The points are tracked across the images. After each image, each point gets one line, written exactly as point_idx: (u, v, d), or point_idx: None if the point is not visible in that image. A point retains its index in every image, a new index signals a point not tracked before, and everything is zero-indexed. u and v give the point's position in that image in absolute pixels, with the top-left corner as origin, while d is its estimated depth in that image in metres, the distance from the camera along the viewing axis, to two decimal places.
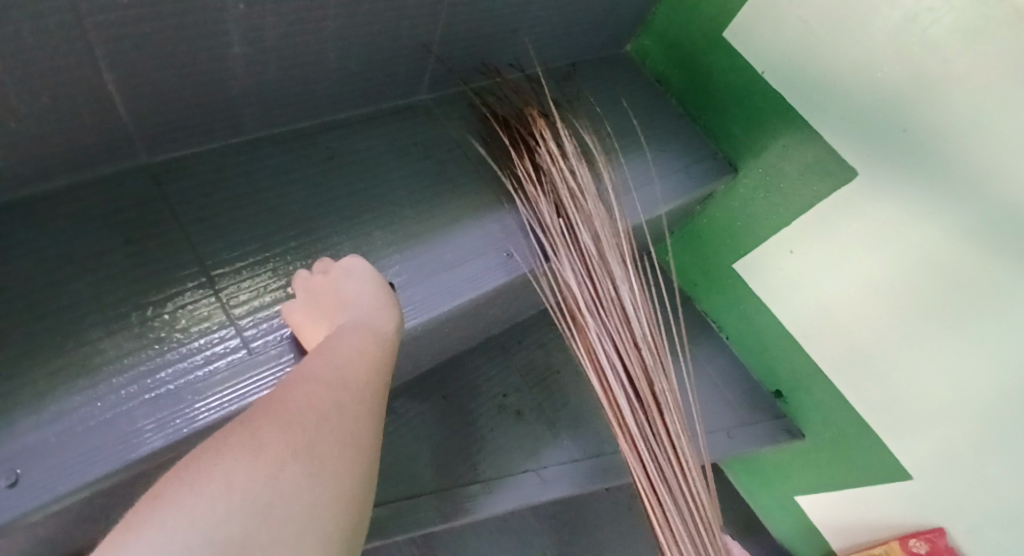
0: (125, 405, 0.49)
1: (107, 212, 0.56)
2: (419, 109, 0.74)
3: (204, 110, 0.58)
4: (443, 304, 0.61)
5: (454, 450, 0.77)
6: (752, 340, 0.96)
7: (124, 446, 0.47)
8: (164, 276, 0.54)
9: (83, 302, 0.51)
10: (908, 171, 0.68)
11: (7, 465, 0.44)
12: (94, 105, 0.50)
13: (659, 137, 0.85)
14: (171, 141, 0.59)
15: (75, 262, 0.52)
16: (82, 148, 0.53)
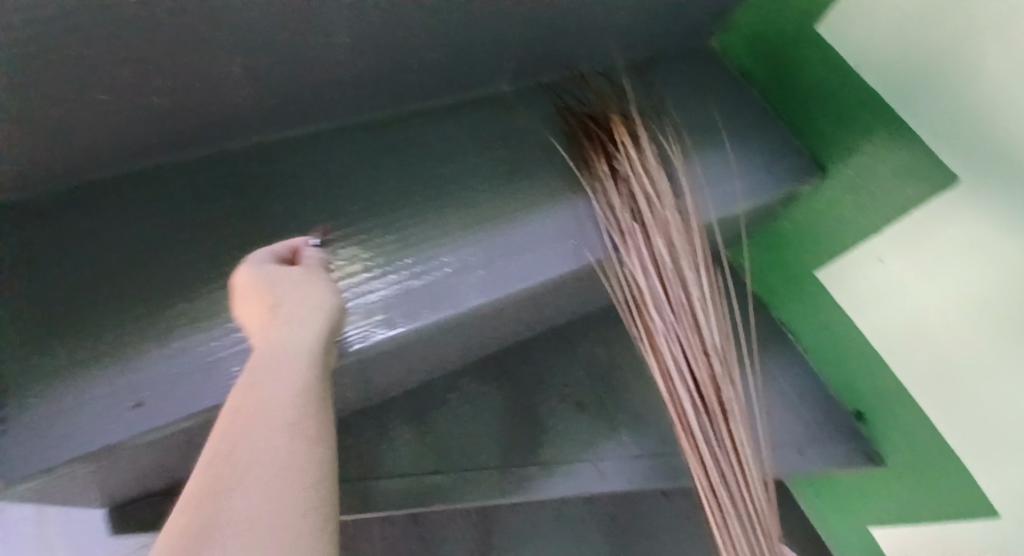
0: (233, 348, 0.57)
1: (218, 187, 0.63)
2: (497, 100, 0.77)
3: (296, 103, 0.62)
4: (508, 285, 0.63)
5: (514, 434, 0.80)
6: (834, 353, 0.91)
7: (224, 385, 0.56)
8: (264, 244, 0.61)
9: (201, 264, 0.60)
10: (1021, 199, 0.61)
11: (139, 388, 0.55)
12: (204, 101, 0.55)
13: (740, 135, 0.83)
14: (269, 128, 0.64)
15: (197, 229, 0.61)
16: (199, 136, 0.60)
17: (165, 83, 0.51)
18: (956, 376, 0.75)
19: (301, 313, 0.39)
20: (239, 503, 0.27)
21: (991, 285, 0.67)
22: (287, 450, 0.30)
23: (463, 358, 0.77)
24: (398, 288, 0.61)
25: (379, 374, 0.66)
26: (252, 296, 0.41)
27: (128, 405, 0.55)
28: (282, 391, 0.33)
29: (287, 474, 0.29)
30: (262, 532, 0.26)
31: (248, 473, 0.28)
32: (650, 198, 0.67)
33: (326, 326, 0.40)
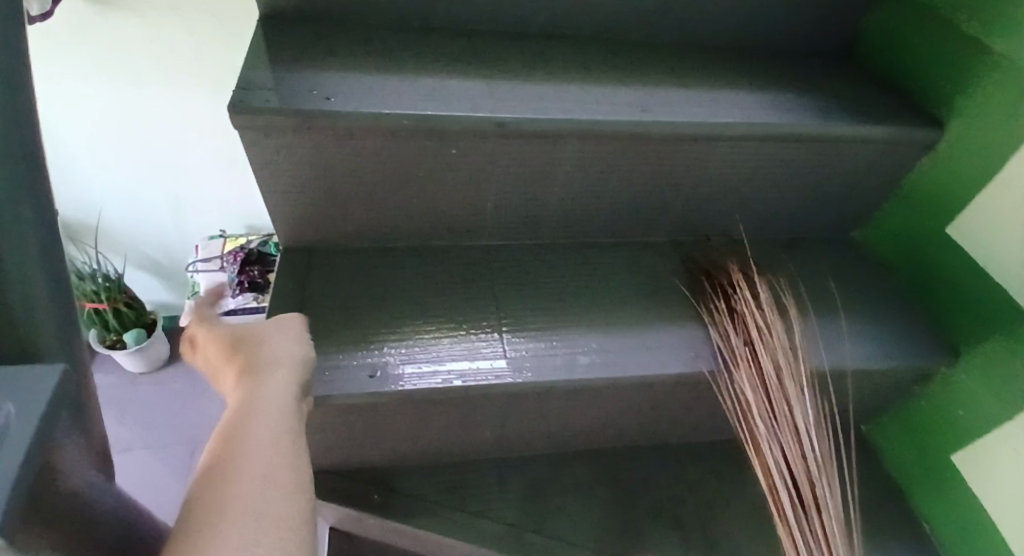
0: (416, 360, 0.73)
1: (435, 261, 0.86)
2: (655, 245, 0.95)
3: (512, 221, 0.87)
4: (622, 370, 0.75)
5: (611, 528, 0.86)
6: (976, 544, 0.89)
7: (394, 381, 0.70)
8: (453, 304, 0.80)
9: (410, 303, 0.79)
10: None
11: (370, 366, 0.71)
12: (461, 206, 0.82)
13: (873, 311, 0.90)
14: (485, 235, 0.89)
15: (410, 283, 0.82)
16: (443, 228, 0.85)
17: (446, 190, 0.79)
18: None
19: (274, 357, 0.54)
20: (252, 465, 0.41)
21: None
22: (279, 436, 0.45)
23: (581, 441, 0.91)
24: (537, 352, 0.76)
25: (522, 422, 0.83)
26: (228, 348, 0.57)
27: (364, 375, 0.70)
28: (271, 407, 0.48)
29: (282, 454, 0.43)
30: (264, 480, 0.40)
31: (253, 448, 0.43)
32: (760, 329, 0.77)
33: (299, 359, 0.55)
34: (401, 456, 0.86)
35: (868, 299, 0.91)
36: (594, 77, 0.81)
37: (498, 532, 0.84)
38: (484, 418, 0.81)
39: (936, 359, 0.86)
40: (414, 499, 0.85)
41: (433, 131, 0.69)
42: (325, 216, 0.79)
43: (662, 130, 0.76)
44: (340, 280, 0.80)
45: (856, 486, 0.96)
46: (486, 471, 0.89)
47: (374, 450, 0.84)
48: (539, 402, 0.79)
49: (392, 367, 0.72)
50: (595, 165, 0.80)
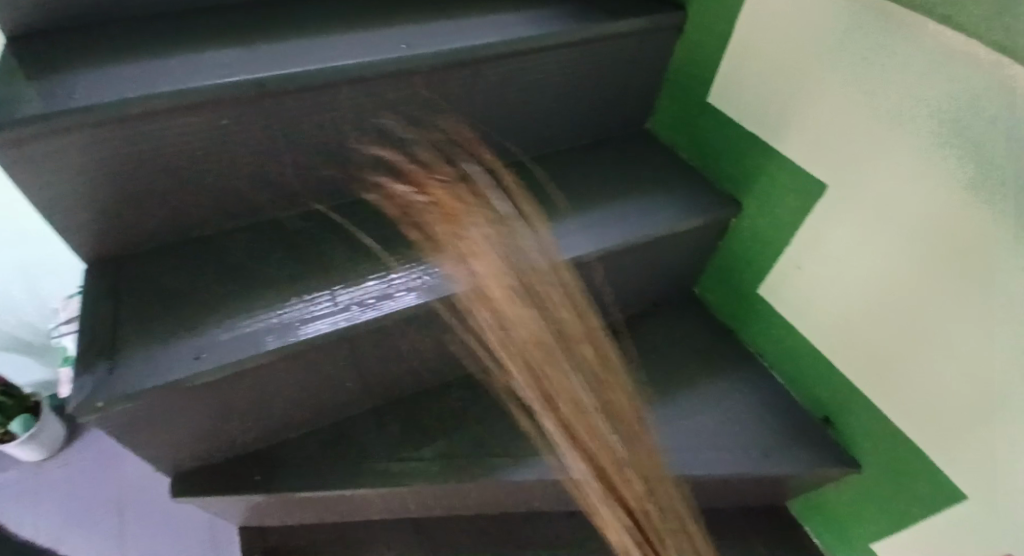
0: (258, 327, 0.76)
1: (258, 239, 0.88)
2: (470, 177, 1.01)
3: (322, 183, 0.90)
4: (462, 283, 0.82)
5: (488, 435, 0.94)
6: (790, 357, 1.02)
7: (241, 352, 0.74)
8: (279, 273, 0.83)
9: (236, 281, 0.81)
10: (872, 185, 0.79)
11: (196, 349, 0.74)
12: (263, 179, 0.85)
13: (665, 183, 1.02)
14: (303, 202, 0.92)
15: (234, 264, 0.84)
16: (254, 205, 0.87)
17: (237, 167, 0.81)
18: (887, 358, 0.85)
19: None
20: None
21: (883, 265, 0.82)
22: None
23: (446, 369, 0.97)
24: (380, 289, 0.81)
25: (379, 363, 0.88)
26: None
27: (190, 358, 0.73)
28: None
29: None
30: None
31: None
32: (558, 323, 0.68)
33: None
34: (273, 429, 0.90)
35: (660, 177, 1.03)
36: (357, 26, 0.85)
37: (381, 470, 0.90)
38: (336, 369, 0.85)
39: (724, 211, 0.98)
40: (294, 467, 0.91)
41: (194, 107, 0.71)
42: (125, 219, 0.79)
43: (426, 62, 0.80)
44: (159, 278, 0.81)
45: (694, 341, 1.09)
46: (364, 422, 0.96)
47: (243, 429, 0.87)
48: (381, 340, 0.84)
49: (216, 345, 0.74)
50: (378, 108, 0.84)
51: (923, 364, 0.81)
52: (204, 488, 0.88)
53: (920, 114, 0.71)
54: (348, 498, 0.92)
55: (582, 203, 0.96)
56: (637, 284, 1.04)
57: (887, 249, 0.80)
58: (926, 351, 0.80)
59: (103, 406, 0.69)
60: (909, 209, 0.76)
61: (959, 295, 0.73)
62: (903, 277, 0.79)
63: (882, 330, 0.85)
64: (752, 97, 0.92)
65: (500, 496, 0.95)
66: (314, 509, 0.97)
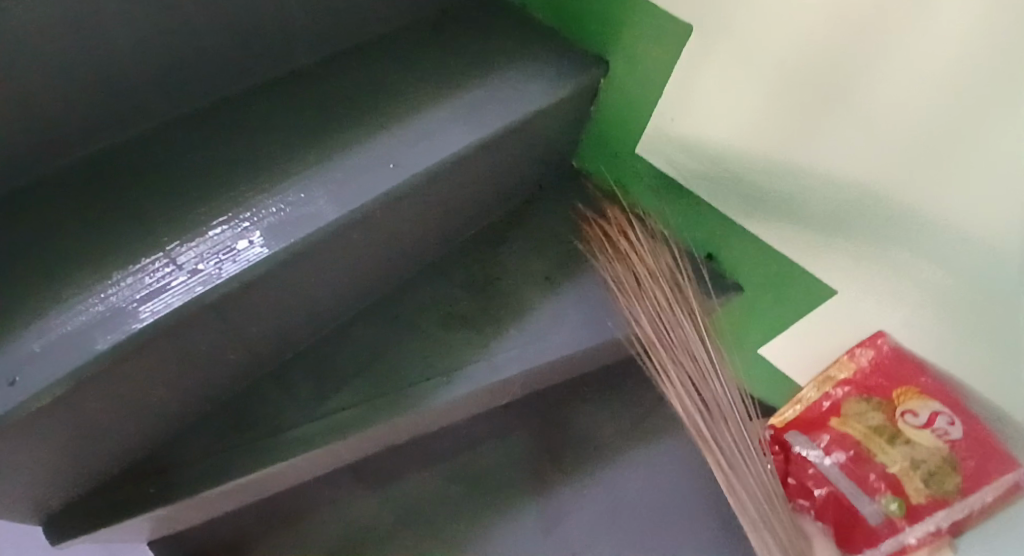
0: (84, 323, 0.58)
1: (49, 203, 0.66)
2: (305, 72, 0.83)
3: (108, 106, 0.69)
4: (329, 214, 0.69)
5: (410, 358, 0.87)
6: (677, 208, 1.04)
7: (69, 357, 0.56)
8: (96, 243, 0.63)
9: (36, 267, 0.61)
10: (734, 24, 0.78)
11: (9, 372, 0.55)
12: (19, 113, 0.62)
13: (527, 50, 0.92)
14: (89, 136, 0.70)
15: (22, 245, 0.62)
16: (21, 153, 0.65)
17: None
18: (756, 184, 0.91)
19: None
20: None
21: (750, 96, 0.83)
22: None
23: (342, 306, 0.86)
24: (234, 241, 0.65)
25: (264, 319, 0.74)
26: None
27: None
28: None
29: None
30: None
31: None
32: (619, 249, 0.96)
33: None
34: (153, 433, 0.74)
35: (518, 41, 0.93)
36: None
37: (304, 433, 0.79)
38: (214, 343, 0.70)
39: (592, 73, 0.92)
40: (195, 465, 0.76)
41: None
42: None
43: None
44: None
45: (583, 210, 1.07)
46: (263, 388, 0.82)
47: (115, 445, 0.70)
48: (260, 295, 0.70)
49: (28, 362, 0.56)
50: None
51: (788, 180, 0.88)
52: (92, 523, 0.72)
53: None
54: (272, 475, 0.81)
55: (445, 89, 0.84)
56: (522, 168, 0.97)
57: (754, 88, 0.82)
58: (796, 177, 0.87)
59: None
60: (773, 44, 0.77)
61: (824, 118, 0.79)
62: (772, 103, 0.82)
63: (753, 166, 0.90)
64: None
65: (437, 417, 0.90)
66: (235, 496, 0.84)
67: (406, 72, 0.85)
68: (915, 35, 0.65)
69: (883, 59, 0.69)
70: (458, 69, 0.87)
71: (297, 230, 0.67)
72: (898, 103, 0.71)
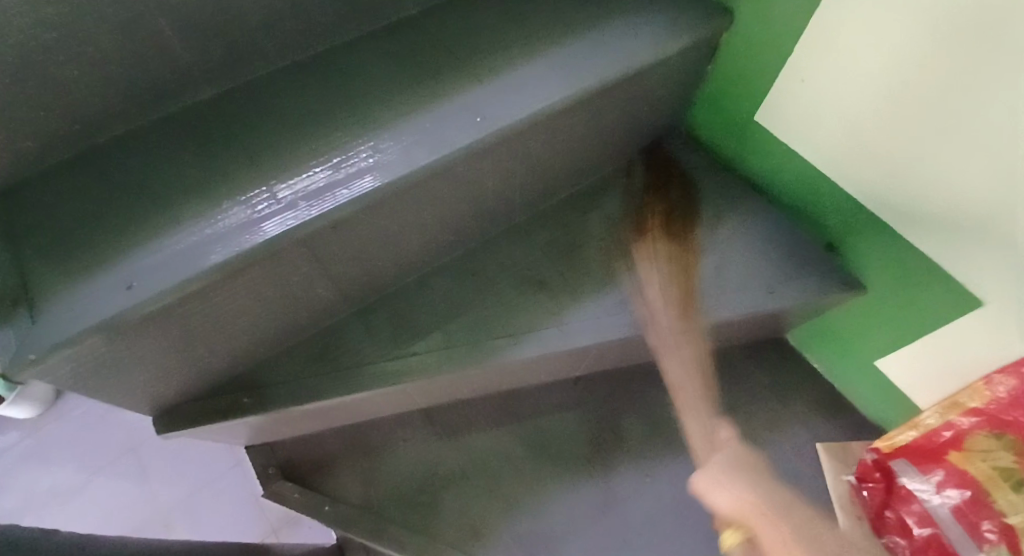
0: (193, 241, 0.65)
1: (170, 135, 0.73)
2: (411, 22, 0.83)
3: (226, 54, 0.73)
4: (418, 160, 0.70)
5: (485, 314, 0.87)
6: (793, 189, 0.94)
7: (180, 269, 0.63)
8: (206, 177, 0.69)
9: (155, 193, 0.68)
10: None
11: (128, 277, 0.63)
12: (150, 56, 0.68)
13: (644, 1, 0.86)
14: (210, 78, 0.74)
15: (146, 174, 0.69)
16: (154, 92, 0.72)
17: (109, 46, 0.65)
18: (891, 165, 0.79)
19: None
20: None
21: (886, 60, 0.71)
22: None
23: (425, 257, 0.87)
24: (328, 178, 0.69)
25: (349, 261, 0.77)
26: None
27: (120, 289, 0.62)
28: None
29: None
30: None
31: None
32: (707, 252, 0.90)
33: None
34: (249, 353, 0.80)
35: None
36: None
37: (376, 371, 0.82)
38: (302, 278, 0.74)
39: (713, 26, 0.83)
40: (281, 385, 0.81)
41: None
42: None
43: None
44: (59, 207, 0.67)
45: (687, 182, 0.99)
46: (348, 324, 0.86)
47: (217, 357, 0.77)
48: (344, 236, 0.72)
49: (150, 270, 0.63)
50: None
51: (927, 162, 0.74)
52: (193, 422, 0.80)
53: None
54: (348, 406, 0.86)
55: (548, 42, 0.81)
56: (623, 130, 0.92)
57: (903, 43, 0.68)
58: (936, 160, 0.73)
59: (36, 361, 0.59)
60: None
61: (967, 87, 0.65)
62: (910, 68, 0.69)
63: (888, 137, 0.77)
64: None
65: (507, 376, 0.91)
66: (317, 421, 0.91)
67: (508, 25, 0.83)
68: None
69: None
70: (563, 22, 0.83)
71: (383, 174, 0.69)
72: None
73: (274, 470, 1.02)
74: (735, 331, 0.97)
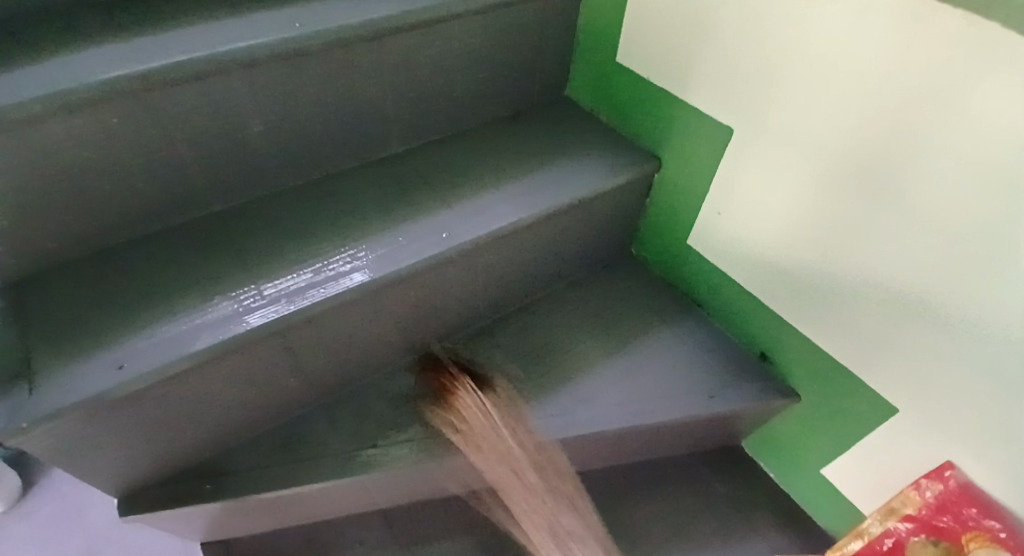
0: (181, 330, 0.74)
1: (177, 242, 0.84)
2: (395, 157, 0.99)
3: (237, 179, 0.88)
4: (391, 266, 0.82)
5: (446, 410, 0.93)
6: (730, 304, 1.04)
7: (168, 354, 0.72)
8: (204, 276, 0.80)
9: (156, 288, 0.78)
10: (774, 119, 0.83)
11: (120, 359, 0.71)
12: (173, 177, 0.82)
13: (589, 146, 1.03)
14: (219, 197, 0.88)
15: (152, 273, 0.80)
16: (171, 205, 0.85)
17: (141, 168, 0.79)
18: (807, 286, 0.90)
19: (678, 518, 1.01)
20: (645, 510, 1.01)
21: (791, 195, 0.86)
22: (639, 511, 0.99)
23: (391, 356, 0.96)
24: (308, 279, 0.80)
25: (320, 352, 0.86)
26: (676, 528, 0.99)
27: (112, 369, 0.70)
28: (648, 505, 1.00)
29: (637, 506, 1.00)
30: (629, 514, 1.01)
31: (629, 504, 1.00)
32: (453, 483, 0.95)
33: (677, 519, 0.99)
34: (220, 438, 0.86)
35: (583, 142, 1.04)
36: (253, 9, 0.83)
37: (338, 460, 0.87)
38: (276, 365, 0.82)
39: (647, 166, 1.00)
40: (245, 473, 0.86)
41: (81, 106, 0.69)
42: (21, 236, 0.75)
43: (323, 41, 0.79)
44: (70, 298, 0.77)
45: (634, 295, 1.11)
46: (314, 415, 0.92)
47: (188, 440, 0.83)
48: (317, 329, 0.82)
49: (139, 353, 0.72)
50: (278, 94, 0.82)
51: (835, 280, 0.85)
52: (155, 506, 0.83)
53: (800, 46, 0.76)
54: (307, 496, 0.89)
55: (507, 176, 0.96)
56: (574, 249, 1.05)
57: (802, 182, 0.83)
58: (844, 278, 0.84)
59: (25, 429, 0.66)
60: (809, 134, 0.80)
61: (863, 214, 0.78)
62: (811, 201, 0.83)
63: (798, 261, 0.89)
64: (656, 46, 0.94)
65: (462, 472, 0.95)
66: (273, 514, 0.93)
67: (477, 161, 0.99)
68: (948, 125, 0.65)
69: (921, 148, 0.69)
70: (522, 160, 0.99)
71: (356, 276, 0.80)
72: (933, 194, 0.69)
73: None
74: (682, 434, 1.02)
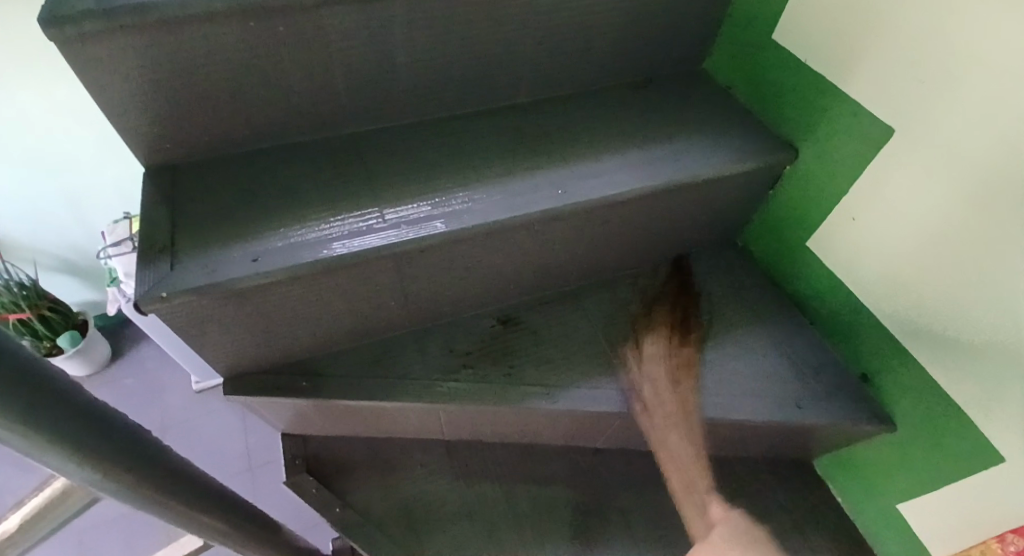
0: (308, 237, 0.78)
1: (309, 155, 0.89)
2: (519, 107, 1.00)
3: (371, 104, 0.91)
4: (506, 213, 0.83)
5: (528, 361, 0.95)
6: (839, 316, 1.00)
7: (295, 257, 0.76)
8: (331, 190, 0.84)
9: (288, 193, 0.83)
10: (937, 126, 0.77)
11: (254, 253, 0.76)
12: (317, 93, 0.86)
13: (721, 127, 0.99)
14: (351, 119, 0.92)
15: (286, 178, 0.85)
16: (309, 119, 0.89)
17: (292, 79, 0.83)
18: (931, 307, 0.84)
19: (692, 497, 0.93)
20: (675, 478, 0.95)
21: (938, 210, 0.80)
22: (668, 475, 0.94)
23: (482, 300, 0.99)
24: (430, 211, 0.82)
25: (421, 283, 0.89)
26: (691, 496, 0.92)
27: (247, 261, 0.75)
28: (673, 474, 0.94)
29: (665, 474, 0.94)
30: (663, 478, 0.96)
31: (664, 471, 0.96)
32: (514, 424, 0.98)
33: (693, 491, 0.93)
34: (318, 342, 0.92)
35: (714, 121, 1.00)
36: None
37: (419, 387, 0.91)
38: (381, 288, 0.86)
39: (779, 156, 0.96)
40: (336, 379, 0.92)
41: (255, 10, 0.72)
42: (181, 124, 0.82)
43: None
44: (213, 190, 0.83)
45: (732, 287, 1.08)
46: (403, 341, 0.97)
47: (291, 338, 0.89)
48: (426, 259, 0.84)
49: (272, 250, 0.76)
50: (427, 26, 0.83)
51: (964, 309, 0.80)
52: (254, 392, 0.91)
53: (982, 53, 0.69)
54: (385, 412, 0.94)
55: (633, 143, 0.94)
56: (682, 229, 1.03)
57: (955, 198, 0.77)
58: (975, 308, 0.78)
59: (165, 298, 0.71)
60: (972, 151, 0.74)
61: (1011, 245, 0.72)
62: (959, 219, 0.78)
63: (928, 282, 0.84)
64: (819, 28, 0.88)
65: (533, 423, 0.97)
66: (351, 422, 1.00)
67: (600, 123, 0.98)
68: None
69: None
70: (648, 129, 0.97)
71: (474, 215, 0.82)
72: None
73: (300, 461, 1.08)
74: (759, 437, 1.00)
